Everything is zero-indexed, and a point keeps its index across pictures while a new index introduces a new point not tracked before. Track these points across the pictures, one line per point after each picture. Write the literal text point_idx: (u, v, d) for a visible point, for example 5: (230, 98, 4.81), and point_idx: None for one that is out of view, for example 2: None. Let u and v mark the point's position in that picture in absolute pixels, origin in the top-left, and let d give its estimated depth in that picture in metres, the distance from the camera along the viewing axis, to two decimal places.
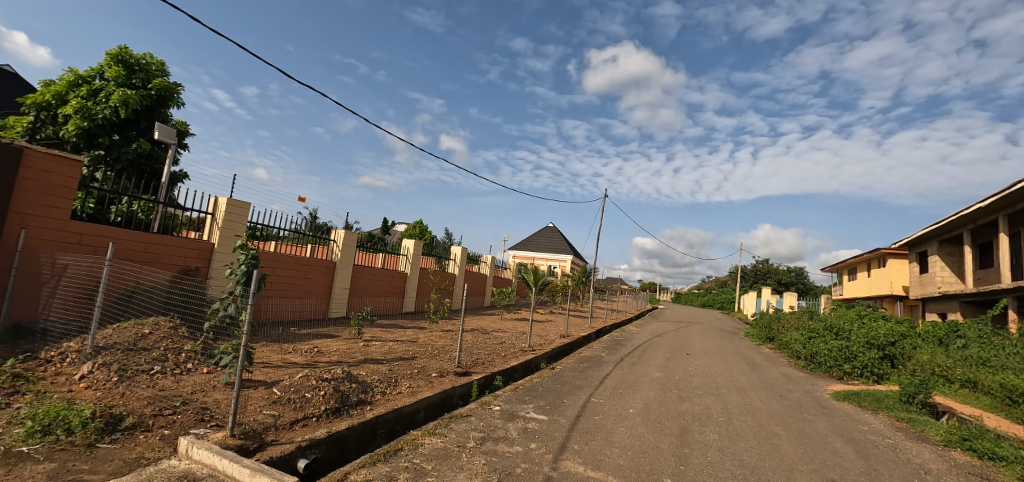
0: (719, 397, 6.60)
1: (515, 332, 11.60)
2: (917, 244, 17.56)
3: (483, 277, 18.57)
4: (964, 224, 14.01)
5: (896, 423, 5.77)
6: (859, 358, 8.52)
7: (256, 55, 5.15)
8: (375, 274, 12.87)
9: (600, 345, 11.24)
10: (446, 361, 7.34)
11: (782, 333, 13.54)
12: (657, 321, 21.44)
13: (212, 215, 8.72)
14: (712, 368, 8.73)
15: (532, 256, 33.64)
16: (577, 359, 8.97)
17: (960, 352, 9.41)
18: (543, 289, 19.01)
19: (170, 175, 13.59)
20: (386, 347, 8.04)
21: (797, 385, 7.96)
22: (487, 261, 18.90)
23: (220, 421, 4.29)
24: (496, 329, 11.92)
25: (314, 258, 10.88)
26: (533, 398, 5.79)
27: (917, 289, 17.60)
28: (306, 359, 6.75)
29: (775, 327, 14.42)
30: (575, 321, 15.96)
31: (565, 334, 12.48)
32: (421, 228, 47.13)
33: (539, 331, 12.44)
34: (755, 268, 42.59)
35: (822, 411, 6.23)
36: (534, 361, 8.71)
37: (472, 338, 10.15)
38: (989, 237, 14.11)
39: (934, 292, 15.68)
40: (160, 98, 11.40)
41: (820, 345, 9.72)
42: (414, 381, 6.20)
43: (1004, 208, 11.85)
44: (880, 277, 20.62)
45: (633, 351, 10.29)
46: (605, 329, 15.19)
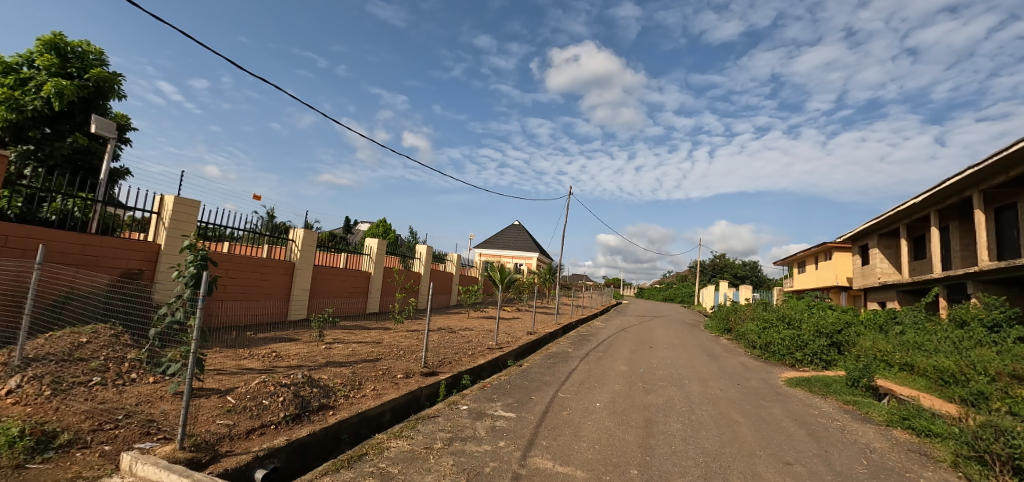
0: (682, 387, 6.81)
1: (482, 330, 11.52)
2: (860, 238, 18.84)
3: (449, 276, 18.36)
4: (900, 219, 15.15)
5: (844, 406, 6.15)
6: (810, 346, 9.00)
7: (205, 45, 4.83)
8: (337, 274, 12.46)
9: (567, 341, 11.36)
10: (412, 361, 7.18)
11: (738, 324, 14.15)
12: (622, 316, 21.94)
13: (158, 215, 8.12)
14: (675, 360, 8.99)
15: (499, 253, 33.65)
16: (544, 355, 9.01)
17: (898, 337, 10.15)
18: (510, 286, 19.02)
19: (111, 172, 12.60)
20: (349, 350, 7.77)
21: (754, 373, 8.33)
22: (453, 260, 18.71)
23: (168, 434, 3.99)
24: (463, 328, 11.80)
25: (270, 260, 10.37)
26: (501, 396, 5.74)
27: (859, 280, 18.87)
28: (263, 365, 6.41)
29: (732, 319, 15.06)
30: (542, 318, 16.05)
31: (531, 331, 12.53)
32: (386, 227, 46.16)
33: (506, 329, 12.42)
34: (713, 263, 44.41)
35: (777, 397, 6.53)
36: (501, 359, 8.69)
37: (439, 337, 9.99)
38: (922, 231, 15.32)
39: (875, 282, 16.86)
40: (100, 90, 10.54)
41: (774, 335, 10.22)
42: (379, 383, 6.02)
43: (936, 204, 12.91)
44: (827, 270, 21.94)
45: (599, 346, 10.45)
46: (572, 325, 15.39)
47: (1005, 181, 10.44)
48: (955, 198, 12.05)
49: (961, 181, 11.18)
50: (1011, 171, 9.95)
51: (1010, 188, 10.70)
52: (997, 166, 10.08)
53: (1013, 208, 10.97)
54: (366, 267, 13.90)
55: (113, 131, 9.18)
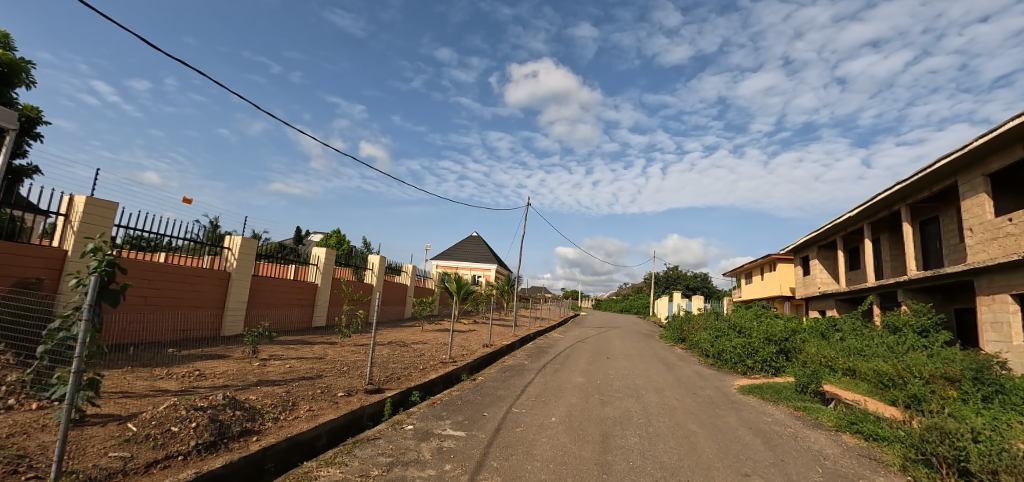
0: (639, 398, 6.68)
1: (436, 343, 11.04)
2: (800, 250, 20.10)
3: (403, 288, 17.65)
4: (837, 232, 16.33)
5: (795, 412, 6.29)
6: (759, 353, 9.21)
7: (123, 24, 4.29)
8: (280, 286, 11.59)
9: (523, 353, 11.08)
10: (355, 378, 6.61)
11: (692, 333, 14.45)
12: (580, 327, 21.99)
13: (67, 218, 7.09)
14: (632, 371, 8.91)
15: (456, 265, 33.10)
16: (499, 368, 8.67)
17: (839, 344, 10.66)
18: (467, 298, 18.57)
19: (14, 169, 11.12)
20: (286, 366, 7.08)
21: (708, 382, 8.38)
22: (407, 272, 18.05)
23: (42, 473, 3.27)
24: (416, 342, 11.25)
25: (203, 270, 9.45)
26: (451, 413, 5.34)
27: (800, 290, 20.03)
28: (181, 385, 5.63)
29: (685, 328, 15.38)
30: (499, 330, 15.70)
31: (487, 343, 12.16)
32: (339, 237, 44.40)
33: (461, 342, 11.99)
34: (667, 274, 45.95)
35: (732, 405, 6.53)
36: (455, 373, 8.28)
37: (388, 351, 9.42)
38: (856, 243, 16.57)
39: (815, 291, 17.92)
40: (3, 77, 9.32)
41: (726, 343, 10.43)
42: (316, 403, 5.42)
43: (868, 218, 14.10)
44: (771, 280, 23.15)
45: (556, 358, 10.25)
46: (529, 337, 15.15)
47: (929, 196, 11.56)
48: (886, 211, 13.18)
49: (893, 195, 12.35)
50: (935, 186, 10.99)
51: (933, 202, 11.90)
52: (923, 181, 11.11)
53: (935, 221, 12.17)
54: (313, 278, 13.07)
55: (13, 125, 8.03)
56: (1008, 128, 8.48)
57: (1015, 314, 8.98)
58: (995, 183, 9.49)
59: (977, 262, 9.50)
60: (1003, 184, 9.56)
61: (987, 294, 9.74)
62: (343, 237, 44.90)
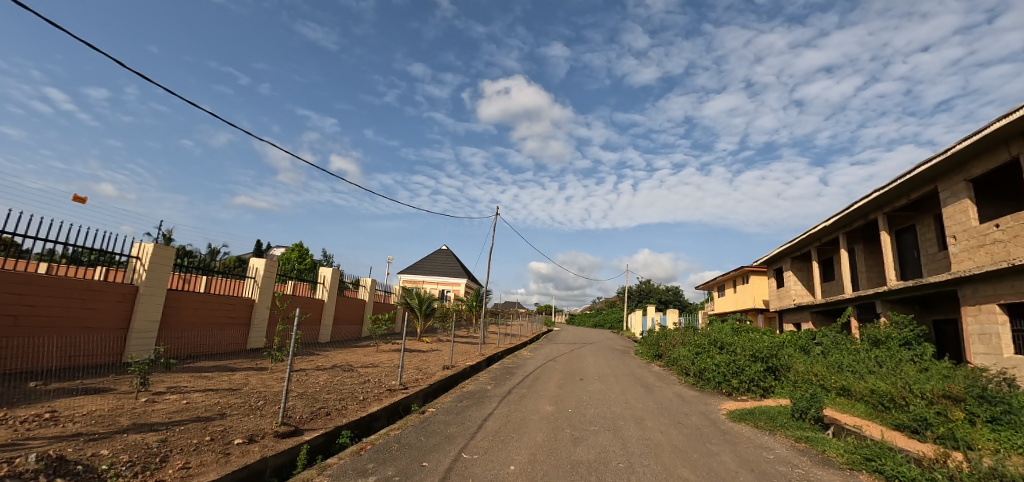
0: (617, 432, 5.62)
1: (388, 366, 9.71)
2: (773, 262, 19.99)
3: (360, 304, 16.09)
4: (812, 242, 16.26)
5: (796, 444, 5.45)
6: (746, 373, 8.34)
7: None
8: (205, 302, 9.99)
9: (487, 376, 9.90)
10: (265, 416, 5.20)
11: (669, 350, 13.62)
12: (552, 344, 20.92)
13: None
14: (607, 395, 7.85)
15: (424, 279, 31.59)
16: (457, 396, 7.48)
17: (825, 359, 10.01)
18: (431, 314, 17.19)
19: None
20: (182, 402, 5.62)
21: (692, 406, 7.37)
22: (365, 287, 16.54)
23: None
24: (365, 365, 9.87)
25: (100, 283, 7.81)
26: (380, 466, 4.10)
27: (775, 303, 19.81)
28: (12, 434, 4.14)
29: (662, 344, 14.54)
30: (465, 349, 14.44)
31: (449, 365, 10.91)
32: (301, 251, 42.02)
33: (419, 364, 10.68)
34: (640, 288, 45.74)
35: (724, 438, 5.55)
36: (403, 403, 7.03)
37: (328, 377, 8.06)
38: (830, 254, 16.54)
39: (790, 304, 17.68)
40: None
41: (708, 361, 9.56)
42: (198, 456, 4.05)
43: (843, 228, 14.15)
44: (745, 293, 22.94)
45: (523, 381, 9.13)
46: (497, 356, 13.98)
47: (905, 204, 11.57)
48: (861, 221, 13.19)
49: (869, 204, 12.37)
50: (912, 194, 10.94)
51: (908, 211, 12.03)
52: (901, 189, 11.06)
53: (911, 230, 12.22)
54: (249, 294, 11.49)
55: None
56: (990, 131, 8.37)
57: (1004, 325, 8.57)
58: (977, 189, 9.33)
59: (963, 270, 9.20)
60: (983, 190, 9.44)
61: (973, 303, 9.36)
62: (305, 251, 42.44)
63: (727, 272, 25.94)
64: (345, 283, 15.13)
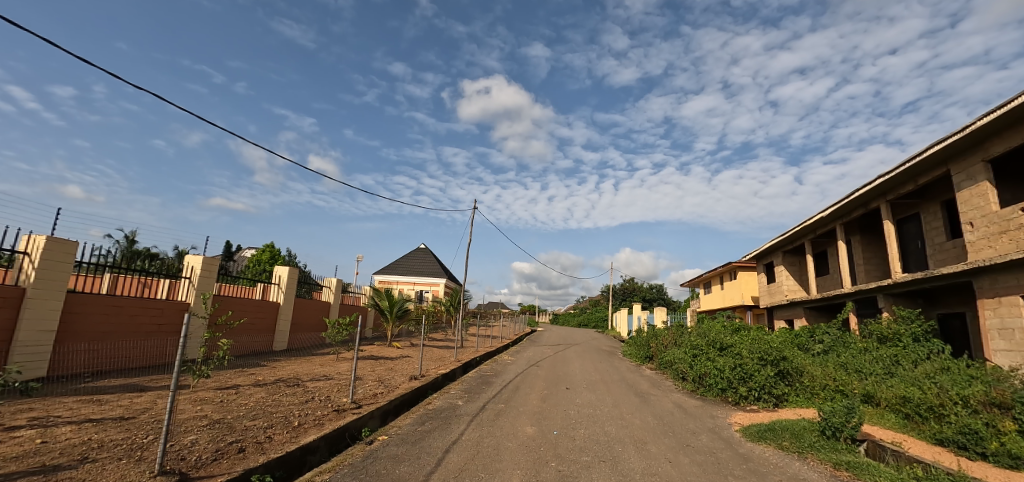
0: (617, 463, 4.46)
1: (346, 378, 8.39)
2: (763, 257, 19.39)
3: (324, 306, 14.52)
4: (806, 235, 15.65)
5: (837, 473, 4.36)
6: (755, 378, 7.28)
7: None
8: (121, 306, 8.16)
9: (462, 386, 8.68)
10: (142, 463, 3.81)
11: (660, 351, 12.63)
12: (535, 346, 19.74)
13: None
14: (598, 409, 6.70)
15: (401, 279, 30.03)
16: (420, 416, 6.23)
17: (834, 360, 9.07)
18: (400, 317, 15.31)
19: None
20: (34, 442, 4.15)
21: (696, 421, 6.27)
22: (330, 288, 14.99)
23: None
24: (318, 376, 8.49)
25: None
26: None
27: (766, 299, 19.17)
28: None
29: (652, 344, 13.54)
30: (440, 354, 13.12)
31: (418, 374, 9.63)
32: (271, 251, 39.83)
33: (385, 373, 9.39)
34: (624, 286, 45.06)
35: (748, 467, 4.46)
36: (349, 429, 5.70)
37: (264, 395, 6.67)
38: (824, 247, 15.98)
39: (783, 300, 17.23)
40: None
41: (708, 365, 8.48)
42: None
43: (840, 219, 13.54)
44: (733, 289, 22.36)
45: (502, 392, 7.94)
46: (475, 361, 12.77)
47: (911, 191, 10.92)
48: (861, 210, 12.57)
49: (871, 191, 11.72)
50: (920, 178, 10.28)
51: (911, 199, 11.43)
52: (909, 173, 10.39)
53: (915, 219, 11.63)
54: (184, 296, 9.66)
55: None
56: (1016, 104, 7.63)
57: None
58: (995, 171, 8.58)
59: (981, 258, 8.45)
60: (1000, 173, 8.72)
61: (991, 296, 8.60)
62: (276, 252, 40.16)
63: (715, 268, 25.32)
64: (306, 284, 13.57)
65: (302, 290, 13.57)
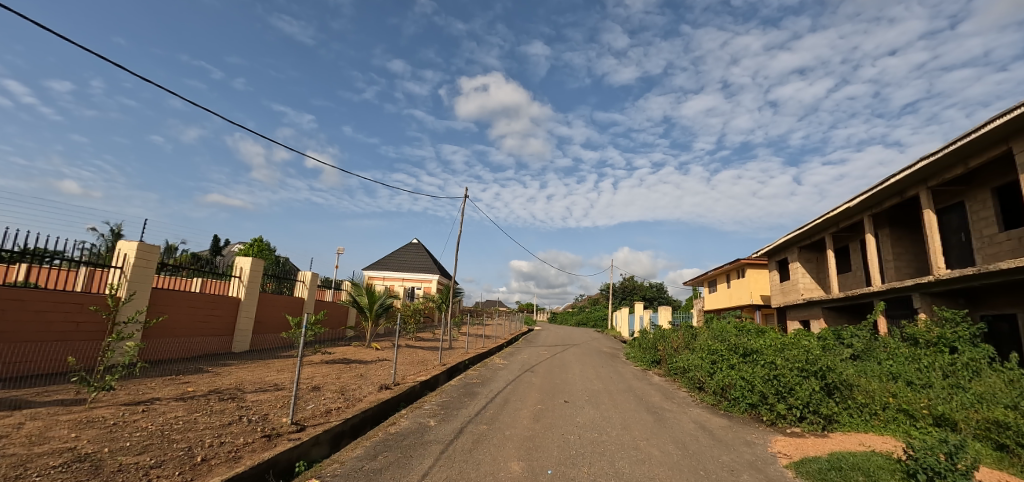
0: None
1: (302, 388, 7.00)
2: (775, 253, 18.11)
3: (297, 303, 13.05)
4: (826, 228, 14.39)
5: None
6: (795, 394, 5.91)
7: None
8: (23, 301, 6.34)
9: (443, 396, 7.34)
10: None
11: (670, 355, 11.31)
12: (531, 348, 18.36)
13: None
14: (606, 435, 5.31)
15: (392, 275, 28.56)
16: (377, 443, 4.83)
17: (880, 368, 7.67)
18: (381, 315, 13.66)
19: None
20: None
21: (730, 451, 4.92)
22: (304, 283, 13.52)
23: None
24: (268, 385, 7.08)
25: None
26: None
27: (778, 298, 17.88)
28: None
29: (660, 347, 12.21)
30: (422, 357, 11.73)
31: (393, 382, 8.24)
32: (259, 246, 38.28)
33: (353, 381, 8.02)
34: (624, 285, 43.70)
35: None
36: (276, 464, 4.28)
37: (182, 412, 5.25)
38: (845, 242, 14.72)
39: (798, 299, 16.01)
40: None
41: (734, 376, 7.11)
42: None
43: (869, 209, 12.30)
44: (741, 288, 21.12)
45: (488, 407, 6.58)
46: (463, 366, 11.43)
47: (958, 175, 9.61)
48: (896, 199, 11.28)
49: (910, 176, 10.39)
50: (972, 160, 8.99)
51: (956, 185, 10.12)
52: (959, 153, 9.07)
53: (958, 208, 10.32)
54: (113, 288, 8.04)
55: None
56: None
57: None
58: None
59: None
60: None
61: None
62: (266, 247, 38.67)
63: (721, 266, 24.00)
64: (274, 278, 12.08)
65: (270, 283, 12.08)
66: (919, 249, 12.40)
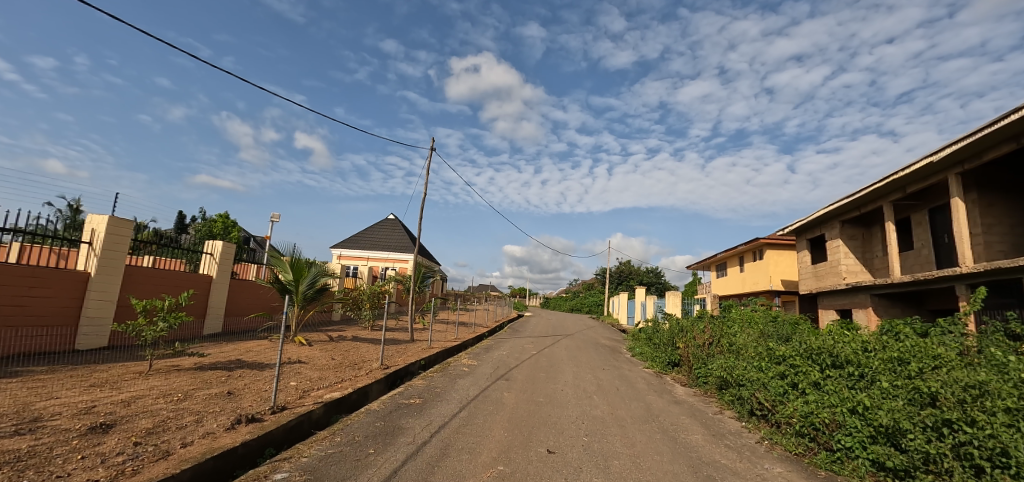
0: None
1: (75, 430, 3.86)
2: (807, 231, 15.22)
3: (200, 282, 9.60)
4: (886, 195, 11.43)
5: None
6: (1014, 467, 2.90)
7: None
8: None
9: (343, 432, 4.33)
10: None
11: (696, 356, 8.38)
12: (514, 339, 15.24)
13: None
14: None
15: (363, 254, 25.29)
16: None
17: None
18: (308, 297, 9.83)
19: None
20: None
21: None
22: (212, 256, 10.04)
23: None
24: (14, 424, 3.91)
25: None
26: None
27: (810, 283, 15.00)
28: None
29: (679, 345, 9.29)
30: (359, 356, 8.44)
31: (279, 404, 5.17)
32: (224, 220, 34.53)
33: (209, 403, 4.93)
34: (619, 269, 40.96)
35: None
36: None
37: None
38: (906, 213, 11.79)
39: (838, 284, 13.22)
40: None
41: (849, 414, 4.11)
42: None
43: (958, 165, 9.30)
44: (759, 271, 18.35)
45: (407, 466, 3.57)
46: (415, 367, 8.44)
47: None
48: (1008, 147, 8.28)
49: None
50: None
51: None
52: None
53: None
54: None
55: None
56: None
57: None
58: None
59: None
60: None
61: None
62: (231, 223, 34.91)
63: (736, 246, 21.02)
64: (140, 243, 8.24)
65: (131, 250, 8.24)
66: (1015, 220, 9.51)
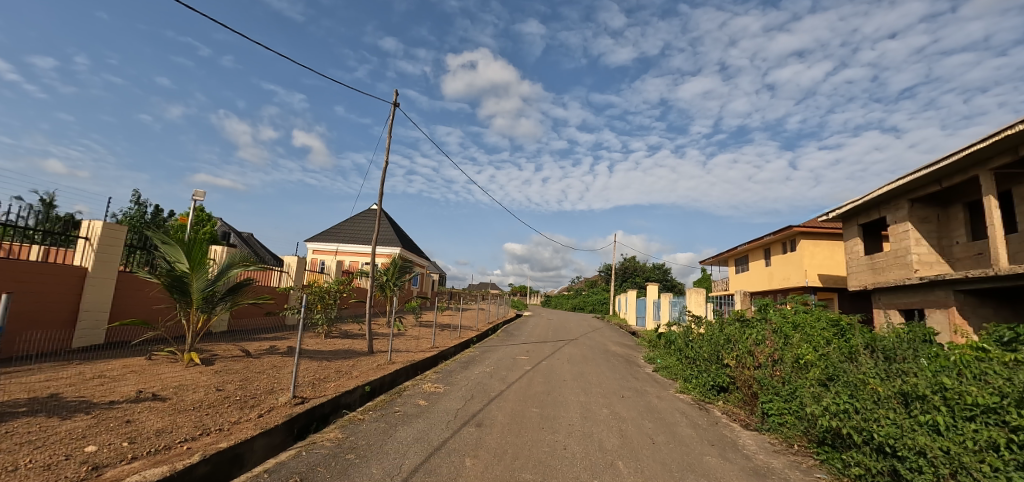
0: None
1: None
2: (861, 215, 12.54)
3: (67, 277, 6.97)
4: (986, 162, 8.74)
5: None
6: None
7: None
8: None
9: None
10: None
11: (761, 383, 5.70)
12: (506, 347, 12.64)
13: None
14: None
15: (340, 247, 22.66)
16: None
17: None
18: (218, 300, 7.20)
19: None
20: None
21: None
22: (89, 241, 7.40)
23: None
24: None
25: None
26: None
27: (863, 277, 12.36)
28: None
29: (728, 365, 6.61)
30: (272, 381, 5.85)
31: None
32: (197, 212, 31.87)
33: None
34: (624, 265, 38.44)
35: None
36: None
37: None
38: (1008, 186, 9.16)
39: (907, 278, 10.59)
40: None
41: None
42: None
43: None
44: (792, 265, 15.70)
45: None
46: (351, 398, 5.84)
47: None
48: None
49: None
50: None
51: None
52: None
53: None
54: None
55: None
56: None
57: None
58: None
59: None
60: None
61: None
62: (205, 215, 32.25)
63: (762, 237, 18.36)
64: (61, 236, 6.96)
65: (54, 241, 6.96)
66: None
